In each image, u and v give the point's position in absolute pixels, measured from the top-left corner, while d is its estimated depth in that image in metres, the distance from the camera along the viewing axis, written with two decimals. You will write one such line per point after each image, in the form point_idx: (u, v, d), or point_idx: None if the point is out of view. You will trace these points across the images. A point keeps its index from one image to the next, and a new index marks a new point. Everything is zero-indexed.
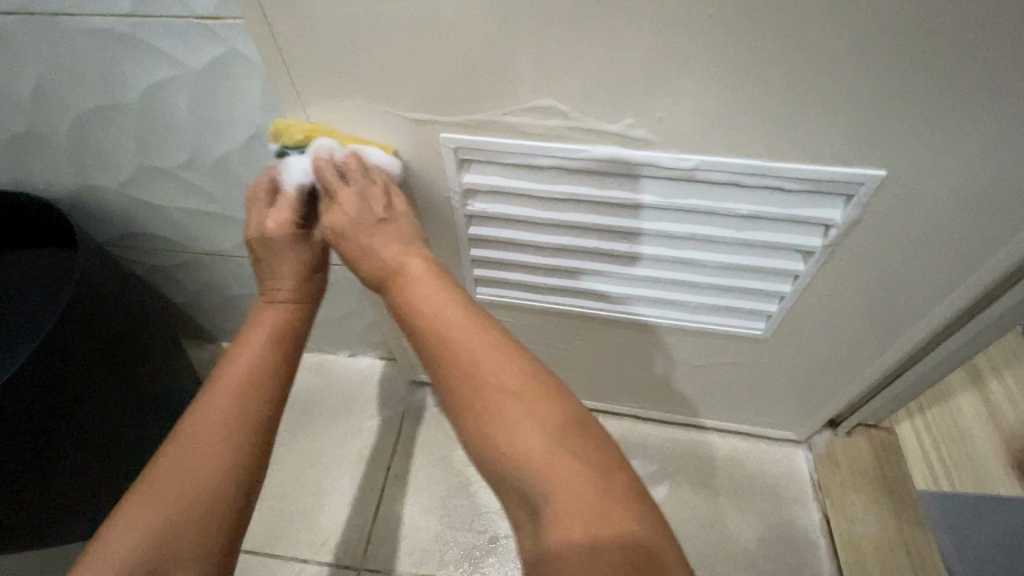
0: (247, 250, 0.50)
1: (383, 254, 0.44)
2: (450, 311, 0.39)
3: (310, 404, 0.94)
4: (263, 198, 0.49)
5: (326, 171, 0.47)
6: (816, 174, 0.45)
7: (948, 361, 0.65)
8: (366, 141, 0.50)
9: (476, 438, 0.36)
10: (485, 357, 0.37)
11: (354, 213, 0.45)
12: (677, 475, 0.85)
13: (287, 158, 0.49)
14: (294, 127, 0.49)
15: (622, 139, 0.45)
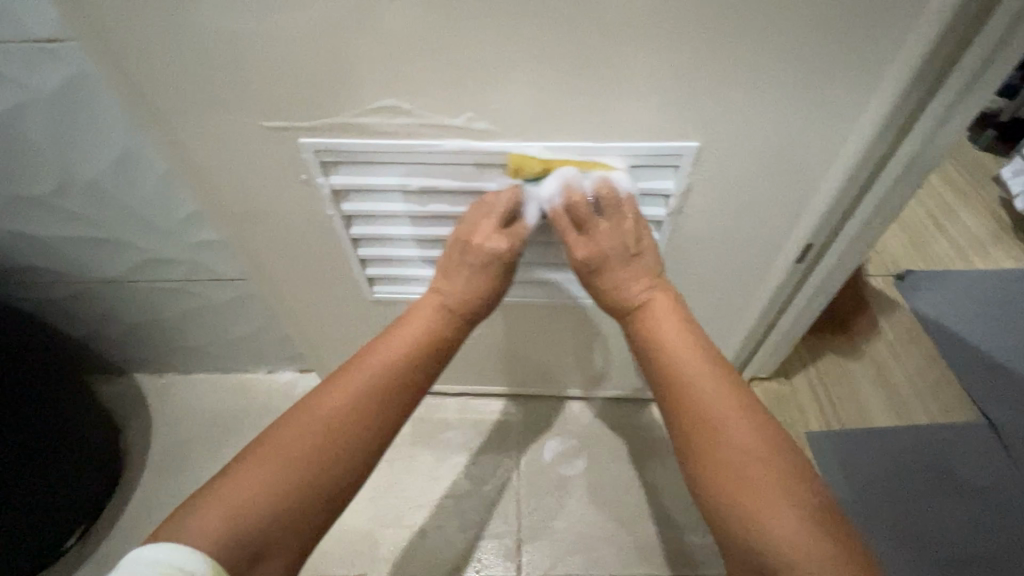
0: (461, 258, 0.55)
1: (622, 288, 0.54)
2: (675, 333, 0.50)
3: (231, 423, 0.93)
4: (491, 216, 0.53)
5: (578, 209, 0.51)
6: (641, 150, 0.49)
7: (808, 305, 0.73)
8: (597, 162, 0.51)
9: (695, 419, 0.46)
10: (702, 373, 0.48)
11: (611, 247, 0.53)
12: (596, 447, 0.87)
13: (531, 188, 0.52)
14: (533, 163, 0.50)
15: (465, 131, 0.48)
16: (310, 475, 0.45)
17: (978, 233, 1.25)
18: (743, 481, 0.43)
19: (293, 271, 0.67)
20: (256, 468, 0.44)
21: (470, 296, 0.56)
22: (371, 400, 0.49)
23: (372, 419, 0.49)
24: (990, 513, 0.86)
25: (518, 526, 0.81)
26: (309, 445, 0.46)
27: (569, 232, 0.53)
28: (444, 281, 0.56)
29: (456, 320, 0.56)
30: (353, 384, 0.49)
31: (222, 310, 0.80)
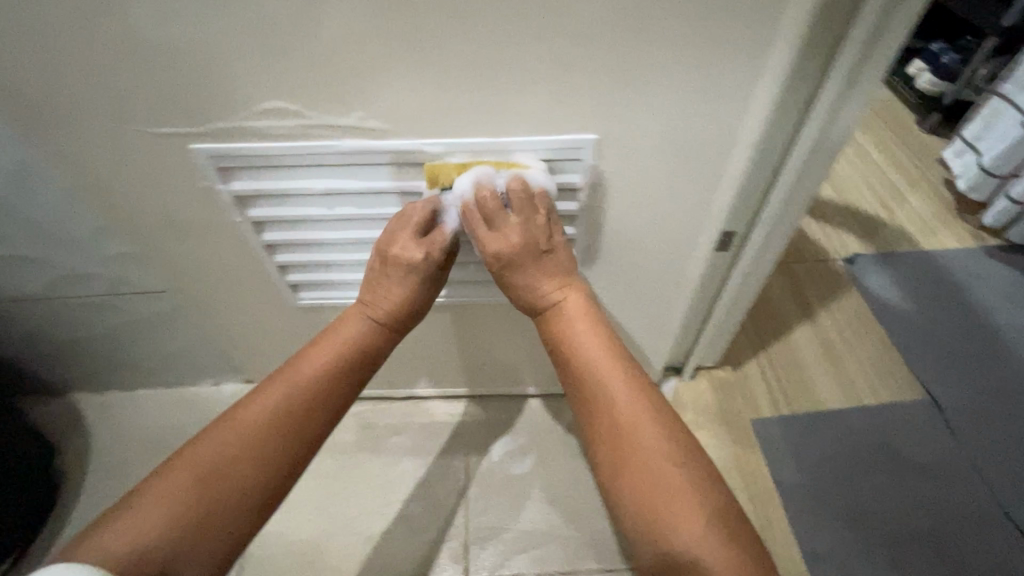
0: (380, 264, 0.53)
1: (540, 293, 0.52)
2: (590, 339, 0.50)
3: (172, 439, 0.90)
4: (406, 225, 0.51)
5: (488, 204, 0.49)
6: (540, 144, 0.49)
7: (739, 293, 0.73)
8: (511, 161, 0.50)
9: (609, 423, 0.46)
10: (613, 379, 0.47)
11: (523, 243, 0.50)
12: (544, 444, 0.87)
13: (446, 194, 0.51)
14: (446, 169, 0.50)
15: (359, 131, 0.47)
16: (223, 493, 0.42)
17: (924, 214, 1.27)
18: (658, 488, 0.41)
19: (212, 282, 0.65)
20: (164, 484, 0.41)
21: (394, 308, 0.54)
22: (290, 416, 0.47)
23: (290, 436, 0.47)
24: (935, 490, 0.88)
25: (464, 528, 0.80)
26: (221, 461, 0.43)
27: (479, 232, 0.50)
28: (370, 292, 0.55)
29: (384, 334, 0.55)
30: (264, 398, 0.47)
31: (150, 325, 0.77)
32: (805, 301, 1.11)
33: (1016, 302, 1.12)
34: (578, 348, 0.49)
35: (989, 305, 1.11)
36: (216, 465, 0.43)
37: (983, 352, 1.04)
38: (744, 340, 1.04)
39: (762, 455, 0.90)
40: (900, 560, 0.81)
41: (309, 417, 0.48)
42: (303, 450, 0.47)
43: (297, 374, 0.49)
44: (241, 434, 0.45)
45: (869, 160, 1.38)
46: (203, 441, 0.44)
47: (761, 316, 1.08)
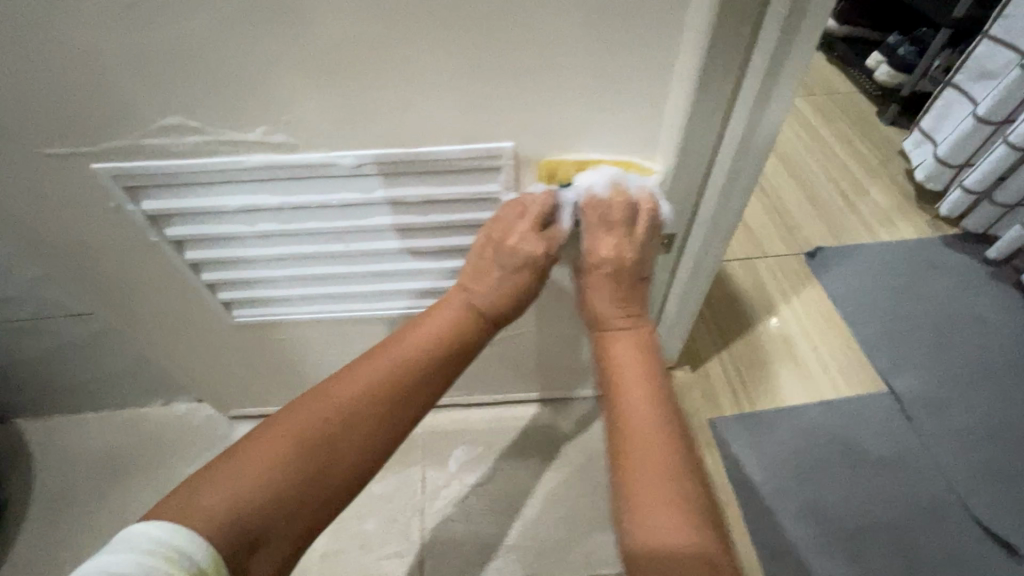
0: (494, 252, 0.51)
1: (618, 312, 0.54)
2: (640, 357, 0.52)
3: (119, 463, 0.87)
4: (529, 210, 0.50)
5: (618, 207, 0.50)
6: (457, 153, 0.47)
7: (684, 294, 0.73)
8: (637, 162, 0.50)
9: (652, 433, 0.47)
10: (652, 397, 0.49)
11: (632, 262, 0.53)
12: (502, 452, 0.86)
13: (569, 189, 0.50)
14: (567, 165, 0.49)
15: (265, 146, 0.46)
16: (306, 473, 0.42)
17: (883, 205, 1.28)
18: (668, 484, 0.44)
19: (142, 303, 0.63)
20: (247, 464, 0.40)
21: (496, 299, 0.52)
22: (381, 403, 0.46)
23: (378, 426, 0.45)
24: (893, 482, 0.88)
25: (420, 541, 0.79)
26: (309, 439, 0.43)
27: (600, 236, 0.51)
28: (471, 279, 0.52)
29: (481, 323, 0.52)
30: (359, 394, 0.45)
31: (87, 348, 0.75)
32: (767, 296, 1.11)
33: (972, 290, 1.13)
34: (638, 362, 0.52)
35: (946, 294, 1.12)
36: (300, 461, 0.42)
37: (940, 342, 1.05)
38: (704, 339, 1.04)
39: (722, 454, 0.90)
40: (858, 555, 0.81)
41: (396, 410, 0.46)
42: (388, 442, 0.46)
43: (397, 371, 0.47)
44: (322, 431, 0.43)
45: (830, 153, 1.38)
46: (292, 428, 0.43)
47: (722, 313, 1.08)
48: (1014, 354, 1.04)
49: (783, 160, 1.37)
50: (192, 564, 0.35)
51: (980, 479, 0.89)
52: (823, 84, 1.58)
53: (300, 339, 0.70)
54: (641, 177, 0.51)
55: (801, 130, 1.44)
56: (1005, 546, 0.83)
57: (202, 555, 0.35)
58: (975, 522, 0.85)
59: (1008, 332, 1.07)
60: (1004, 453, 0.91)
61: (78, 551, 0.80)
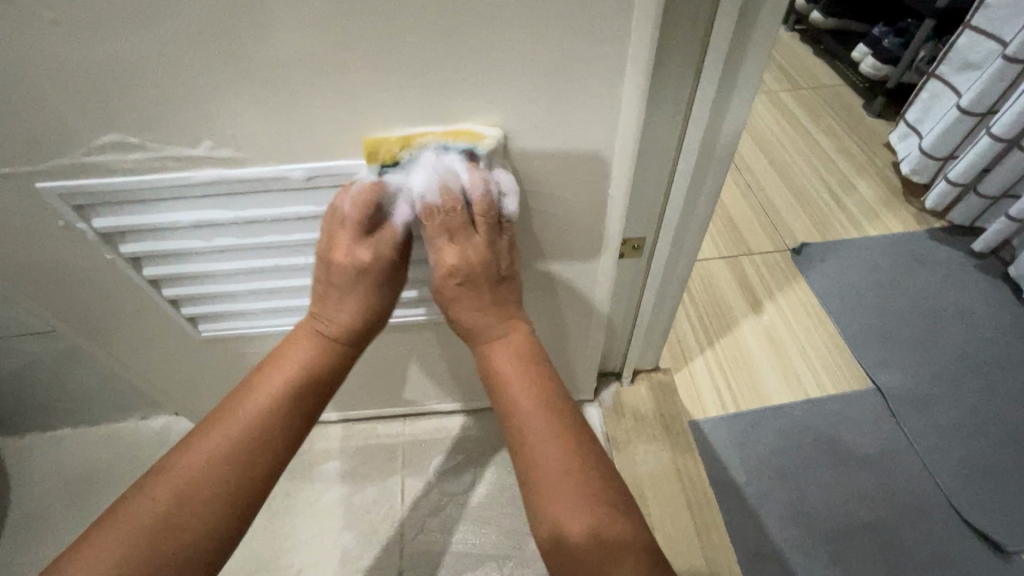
0: (323, 269, 0.49)
1: (483, 320, 0.50)
2: (512, 360, 0.49)
3: (95, 480, 0.86)
4: (343, 223, 0.46)
5: (446, 203, 0.45)
6: (410, 164, 0.46)
7: (658, 297, 0.73)
8: (468, 127, 0.44)
9: (530, 439, 0.45)
10: (527, 399, 0.47)
11: (481, 262, 0.47)
12: (482, 460, 0.86)
13: (391, 175, 0.46)
14: (386, 143, 0.44)
15: (213, 160, 0.45)
16: (169, 529, 0.40)
17: (869, 199, 1.27)
18: (556, 493, 0.42)
19: (106, 320, 0.62)
20: (116, 527, 0.40)
21: (340, 321, 0.50)
22: (240, 443, 0.45)
23: (240, 467, 0.44)
24: (877, 480, 0.87)
25: (399, 554, 0.78)
26: (166, 499, 0.41)
27: (438, 243, 0.47)
28: (319, 303, 0.50)
29: (338, 349, 0.50)
30: (214, 429, 0.45)
31: (57, 365, 0.74)
32: (752, 294, 1.11)
33: (958, 284, 1.12)
34: (507, 367, 0.49)
35: (932, 289, 1.11)
36: (170, 503, 0.41)
37: (926, 337, 1.04)
38: (689, 339, 1.03)
39: (705, 457, 0.89)
40: (841, 556, 0.80)
41: (264, 427, 0.46)
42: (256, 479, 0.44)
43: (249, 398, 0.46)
44: (183, 469, 0.43)
45: (816, 147, 1.37)
46: (155, 476, 0.43)
47: (706, 312, 1.07)
48: (1001, 347, 1.03)
49: (768, 155, 1.36)
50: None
51: (965, 475, 0.88)
52: (809, 78, 1.57)
53: (271, 352, 0.70)
54: (472, 145, 0.45)
55: (787, 124, 1.43)
56: (990, 543, 0.82)
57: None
58: (960, 520, 0.84)
59: (995, 326, 1.06)
60: (990, 448, 0.91)
61: None
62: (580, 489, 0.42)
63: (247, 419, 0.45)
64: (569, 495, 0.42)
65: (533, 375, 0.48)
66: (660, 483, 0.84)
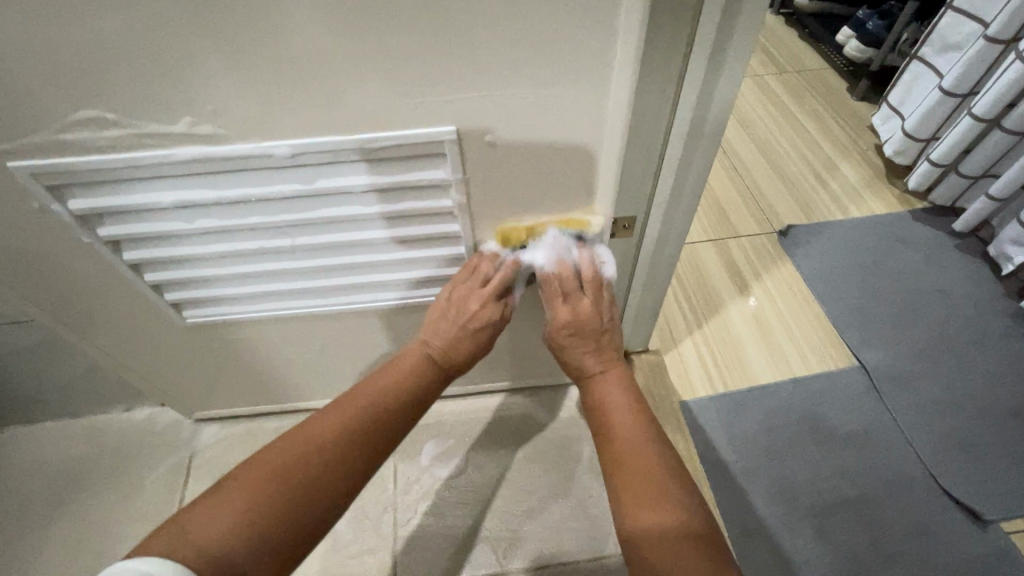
0: (451, 309, 0.57)
1: (584, 358, 0.57)
2: (607, 373, 0.56)
3: (79, 472, 0.85)
4: (478, 278, 0.56)
5: (566, 274, 0.56)
6: (398, 141, 0.45)
7: (648, 277, 0.73)
8: (580, 217, 0.56)
9: (622, 432, 0.50)
10: (618, 402, 0.53)
11: (588, 322, 0.56)
12: (474, 443, 0.86)
13: (522, 253, 0.57)
14: (516, 230, 0.56)
15: (194, 138, 0.44)
16: (291, 507, 0.42)
17: (854, 181, 1.29)
18: (643, 484, 0.46)
19: (86, 307, 0.60)
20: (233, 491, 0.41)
21: (452, 353, 0.56)
22: (359, 439, 0.47)
23: (355, 459, 0.46)
24: (861, 456, 0.89)
25: (391, 538, 0.78)
26: (294, 470, 0.43)
27: (554, 302, 0.57)
28: (433, 327, 0.57)
29: (438, 374, 0.56)
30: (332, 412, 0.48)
31: (36, 355, 0.73)
32: (739, 276, 1.11)
33: (939, 263, 1.14)
34: (604, 377, 0.56)
35: (913, 269, 1.13)
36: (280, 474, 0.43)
37: (907, 316, 1.06)
38: (678, 320, 1.04)
39: (694, 436, 0.90)
40: (826, 529, 0.82)
41: (375, 427, 0.48)
42: (366, 469, 0.47)
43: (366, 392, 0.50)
44: (299, 446, 0.44)
45: (801, 131, 1.38)
46: (273, 448, 0.44)
47: (695, 294, 1.08)
48: (979, 325, 1.05)
49: (754, 138, 1.36)
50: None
51: (945, 447, 0.91)
52: (795, 62, 1.57)
53: (258, 337, 0.69)
54: (582, 231, 0.57)
55: (773, 109, 1.43)
56: (969, 512, 0.85)
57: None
58: (940, 490, 0.87)
59: (973, 304, 1.08)
60: (968, 422, 0.93)
61: (36, 565, 0.77)
62: (665, 488, 0.46)
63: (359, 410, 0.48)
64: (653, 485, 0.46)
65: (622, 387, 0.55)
66: None
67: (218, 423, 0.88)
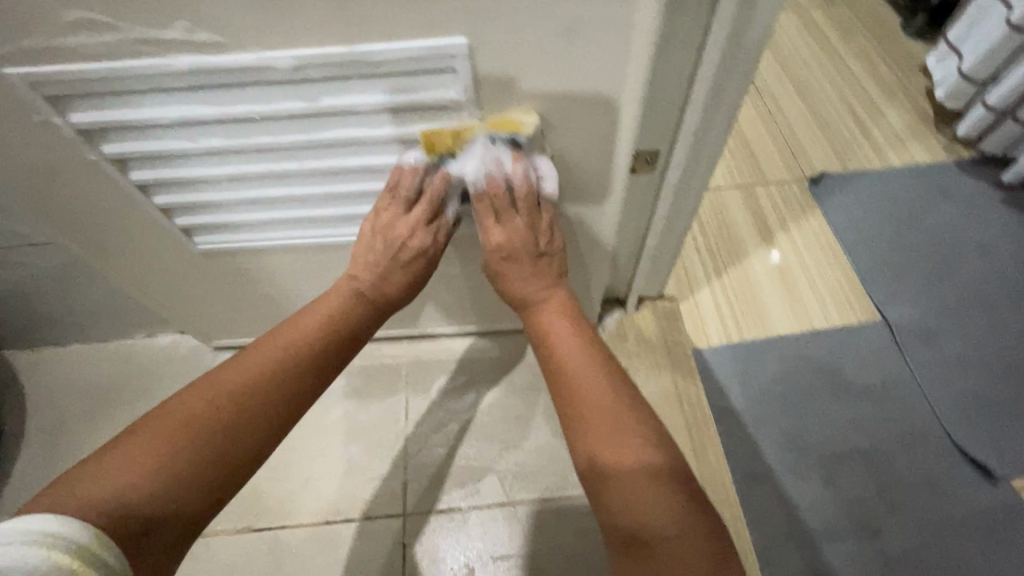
0: (376, 241, 0.55)
1: (527, 290, 0.56)
2: (553, 315, 0.54)
3: (109, 393, 0.89)
4: (399, 199, 0.53)
5: (496, 190, 0.52)
6: (407, 53, 0.42)
7: (669, 220, 0.70)
8: (513, 118, 0.48)
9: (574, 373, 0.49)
10: (569, 343, 0.52)
11: (523, 244, 0.55)
12: (485, 381, 0.87)
13: (448, 166, 0.51)
14: (440, 136, 0.49)
15: (191, 46, 0.41)
16: (206, 450, 0.42)
17: (897, 127, 1.20)
18: (600, 425, 0.45)
19: (97, 230, 0.60)
20: (144, 436, 0.41)
21: (385, 286, 0.57)
22: (279, 377, 0.47)
23: (274, 402, 0.46)
24: (874, 410, 0.88)
25: (404, 466, 0.81)
26: (200, 413, 0.43)
27: (487, 224, 0.54)
28: (358, 263, 0.56)
29: (370, 308, 0.56)
30: (246, 352, 0.48)
31: (56, 277, 0.74)
32: (764, 224, 1.07)
33: (981, 218, 1.08)
34: (548, 321, 0.54)
35: (953, 222, 1.07)
36: (191, 411, 0.43)
37: (940, 271, 1.01)
38: (698, 268, 1.01)
39: (707, 383, 0.90)
40: (832, 478, 0.83)
41: (293, 370, 0.48)
42: (288, 404, 0.47)
43: (281, 332, 0.50)
44: (205, 386, 0.45)
45: (845, 71, 1.28)
46: (187, 388, 0.45)
47: (716, 242, 1.04)
48: (1017, 283, 1.00)
49: (792, 78, 1.27)
50: (74, 545, 0.33)
51: (964, 406, 0.88)
52: None
53: (273, 267, 0.69)
54: (515, 134, 0.49)
55: (815, 46, 1.32)
56: (982, 470, 0.84)
57: (83, 535, 0.34)
58: (955, 448, 0.85)
59: (1014, 261, 1.02)
60: (992, 380, 0.91)
61: None
62: (624, 424, 0.45)
63: (274, 349, 0.49)
64: (611, 424, 0.45)
65: (573, 328, 0.53)
66: (659, 406, 0.86)
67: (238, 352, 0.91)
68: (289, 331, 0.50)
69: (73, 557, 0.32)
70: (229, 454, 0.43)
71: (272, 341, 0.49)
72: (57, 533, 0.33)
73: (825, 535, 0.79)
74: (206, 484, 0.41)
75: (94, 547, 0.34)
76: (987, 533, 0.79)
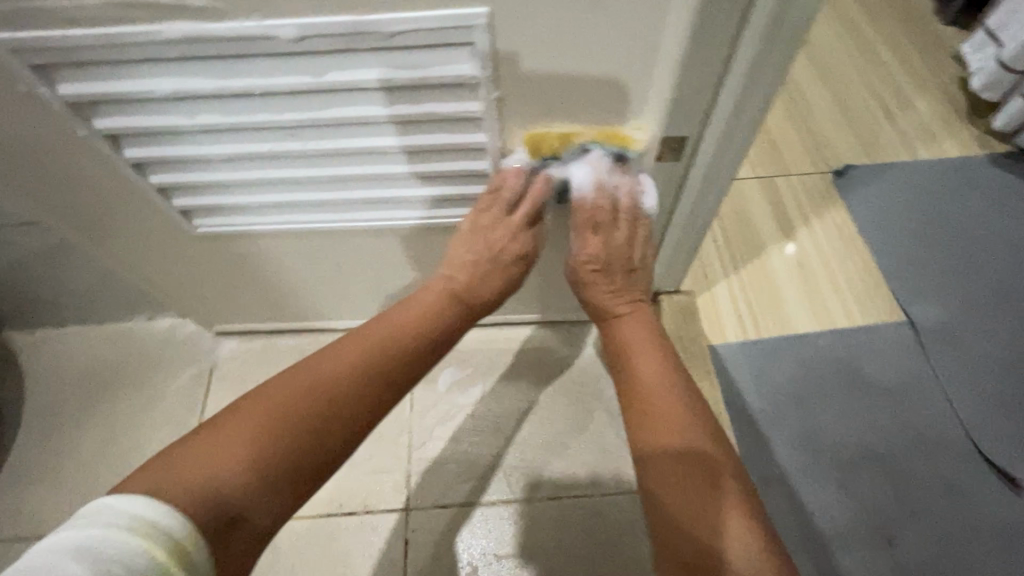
0: (473, 241, 0.54)
1: (613, 300, 0.56)
2: (629, 321, 0.56)
3: (107, 376, 0.87)
4: (501, 201, 0.52)
5: (602, 203, 0.52)
6: (418, 24, 0.39)
7: (691, 212, 0.67)
8: (624, 132, 0.50)
9: (642, 373, 0.51)
10: (641, 346, 0.54)
11: (619, 256, 0.55)
12: (491, 373, 0.84)
13: (551, 170, 0.52)
14: (549, 138, 0.50)
15: (185, 12, 0.38)
16: (295, 447, 0.40)
17: (927, 119, 1.15)
18: (665, 420, 0.48)
19: (91, 210, 0.58)
20: (233, 427, 0.39)
21: (479, 291, 0.54)
22: (375, 375, 0.45)
23: (365, 402, 0.44)
24: (895, 413, 0.85)
25: (407, 459, 0.79)
26: (292, 406, 0.41)
27: (586, 233, 0.54)
28: (455, 266, 0.54)
29: (463, 312, 0.53)
30: (337, 344, 0.46)
31: (51, 258, 0.71)
32: (785, 218, 1.03)
33: (1013, 215, 1.03)
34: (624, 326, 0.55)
35: (983, 220, 1.03)
36: (280, 404, 0.40)
37: (968, 270, 0.97)
38: (714, 261, 0.98)
39: (721, 382, 0.87)
40: (848, 482, 0.80)
41: (388, 369, 0.45)
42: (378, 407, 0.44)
43: (374, 325, 0.47)
44: (297, 378, 0.42)
45: (874, 59, 1.22)
46: (278, 379, 0.42)
47: (735, 234, 1.00)
48: None
49: (818, 64, 1.21)
50: (169, 539, 0.32)
51: (989, 411, 0.85)
52: None
53: (274, 252, 0.66)
54: (624, 149, 0.51)
55: (844, 31, 1.26)
56: (1005, 478, 0.81)
57: (180, 528, 0.33)
58: (978, 454, 0.82)
59: None
60: (1019, 386, 0.87)
61: (71, 459, 0.81)
62: (685, 419, 0.48)
63: (370, 341, 0.46)
64: (672, 417, 0.48)
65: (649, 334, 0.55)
66: None
67: (238, 338, 0.88)
68: (382, 325, 0.48)
69: (167, 552, 0.31)
70: (317, 454, 0.41)
71: (366, 334, 0.46)
72: (157, 523, 0.32)
73: (840, 541, 0.76)
74: (291, 483, 0.39)
75: (187, 543, 0.33)
76: (1008, 543, 0.77)
